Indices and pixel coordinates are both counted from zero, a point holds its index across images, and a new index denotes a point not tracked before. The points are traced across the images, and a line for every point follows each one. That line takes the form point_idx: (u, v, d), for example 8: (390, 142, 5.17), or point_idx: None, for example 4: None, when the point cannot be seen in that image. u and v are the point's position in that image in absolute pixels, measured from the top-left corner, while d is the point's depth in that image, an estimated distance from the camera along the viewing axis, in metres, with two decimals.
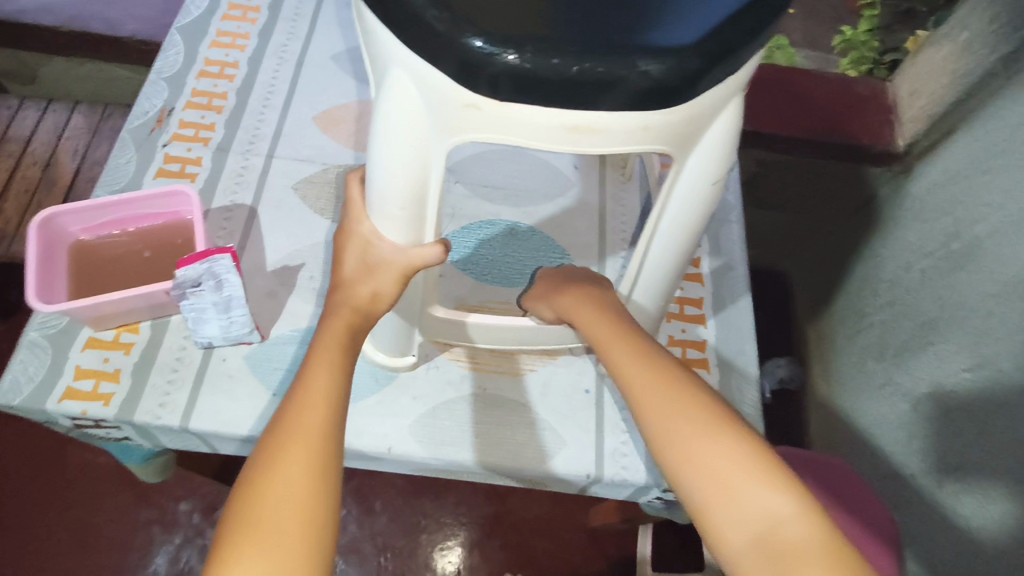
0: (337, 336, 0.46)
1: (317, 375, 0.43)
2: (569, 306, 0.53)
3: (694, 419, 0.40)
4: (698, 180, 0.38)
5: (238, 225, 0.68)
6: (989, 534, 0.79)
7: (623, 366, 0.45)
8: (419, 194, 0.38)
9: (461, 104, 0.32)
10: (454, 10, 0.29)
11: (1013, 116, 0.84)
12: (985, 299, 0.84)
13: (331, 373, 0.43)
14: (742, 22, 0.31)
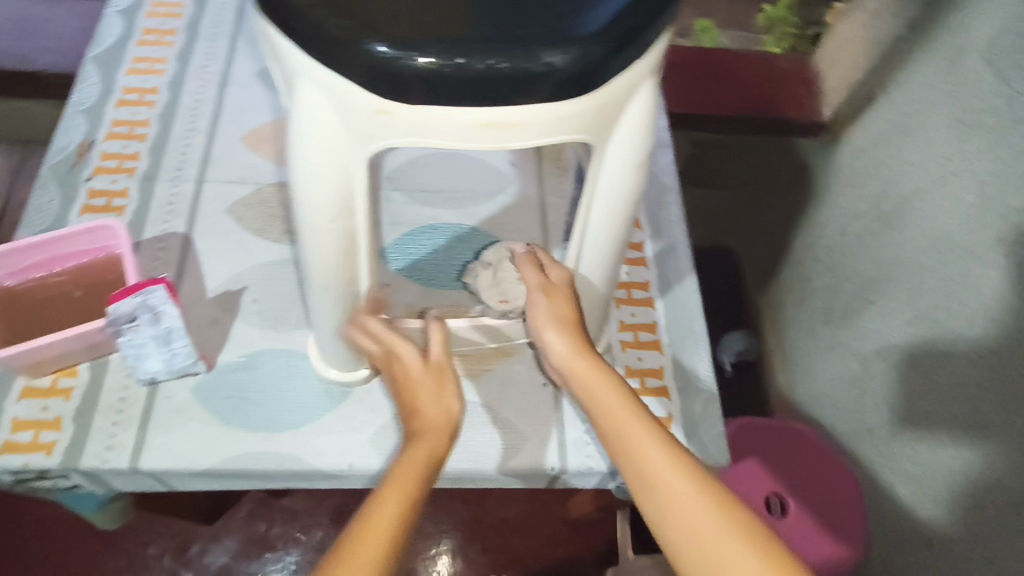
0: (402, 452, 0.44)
1: (390, 502, 0.40)
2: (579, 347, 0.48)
3: (716, 516, 0.39)
4: (621, 166, 0.39)
5: (173, 255, 0.66)
6: (939, 477, 0.83)
7: (639, 442, 0.42)
8: (346, 205, 0.38)
9: (371, 110, 0.32)
10: (355, 19, 0.30)
11: (925, 78, 0.89)
12: (917, 255, 0.88)
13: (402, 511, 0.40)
14: (640, 10, 0.32)
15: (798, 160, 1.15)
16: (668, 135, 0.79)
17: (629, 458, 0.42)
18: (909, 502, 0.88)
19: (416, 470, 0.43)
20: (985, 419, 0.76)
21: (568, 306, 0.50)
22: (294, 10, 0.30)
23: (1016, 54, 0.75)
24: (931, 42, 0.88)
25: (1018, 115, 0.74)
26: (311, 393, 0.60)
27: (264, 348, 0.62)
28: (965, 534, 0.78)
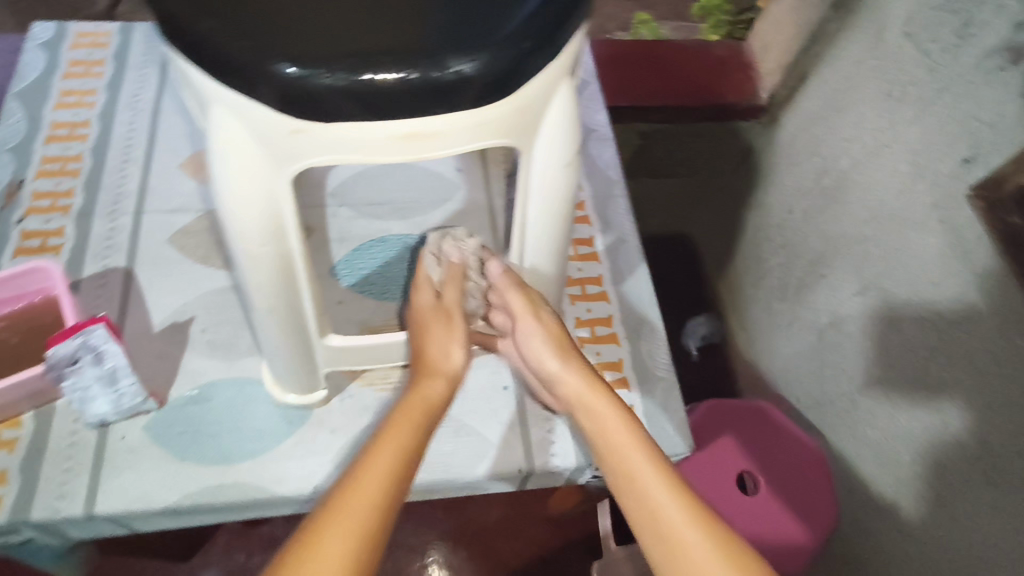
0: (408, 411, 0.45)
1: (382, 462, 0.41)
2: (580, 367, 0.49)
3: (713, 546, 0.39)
4: (549, 167, 0.39)
5: (114, 291, 0.64)
6: (898, 440, 0.86)
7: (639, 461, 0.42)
8: (276, 227, 0.37)
9: (288, 130, 0.32)
10: (258, 39, 0.30)
11: (852, 55, 0.91)
12: (860, 226, 0.91)
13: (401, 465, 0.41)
14: (547, 13, 0.32)
15: (742, 143, 1.18)
16: (609, 130, 0.80)
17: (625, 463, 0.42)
18: (872, 466, 0.91)
19: (414, 421, 0.44)
20: (937, 378, 0.79)
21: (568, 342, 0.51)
22: (195, 37, 0.30)
23: (934, 27, 0.77)
24: (855, 20, 0.91)
25: (940, 84, 0.77)
26: (269, 420, 0.59)
27: (216, 378, 0.61)
28: (928, 491, 0.81)
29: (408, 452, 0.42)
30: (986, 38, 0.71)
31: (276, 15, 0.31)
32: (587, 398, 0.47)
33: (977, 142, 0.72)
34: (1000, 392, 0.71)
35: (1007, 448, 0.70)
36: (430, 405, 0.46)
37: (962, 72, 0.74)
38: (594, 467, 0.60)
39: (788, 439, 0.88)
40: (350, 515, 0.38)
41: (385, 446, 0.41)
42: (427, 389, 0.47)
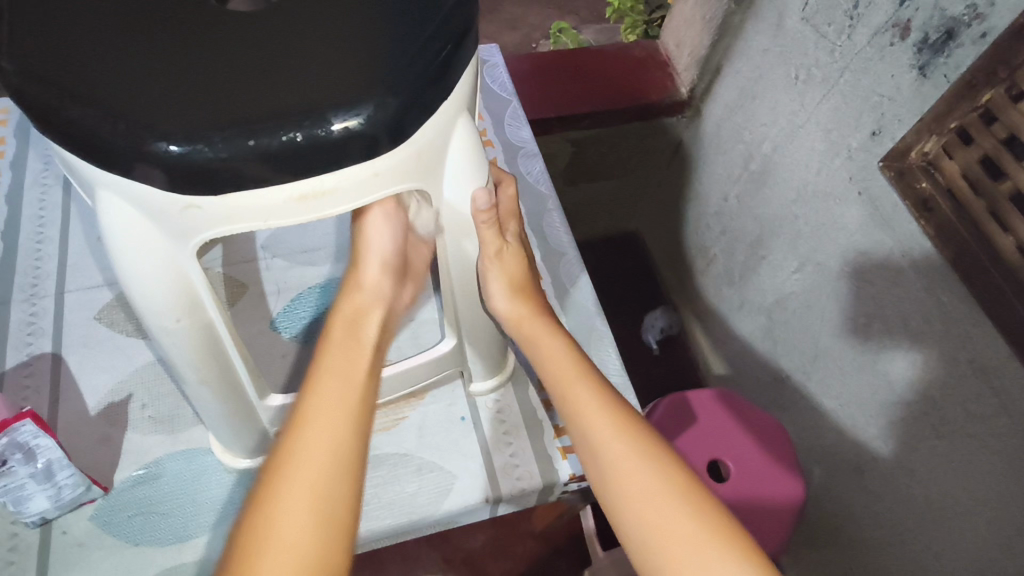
0: (352, 317, 0.50)
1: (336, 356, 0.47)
2: (526, 297, 0.53)
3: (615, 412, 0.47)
4: (460, 201, 0.39)
5: (42, 378, 0.61)
6: (854, 406, 0.88)
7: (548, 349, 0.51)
8: (190, 299, 0.37)
9: (179, 206, 0.31)
10: (129, 117, 0.29)
11: (759, 44, 0.95)
12: (789, 206, 0.94)
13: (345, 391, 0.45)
14: (429, 54, 0.32)
15: (672, 138, 1.20)
16: (535, 146, 0.81)
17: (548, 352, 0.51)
18: (834, 436, 0.93)
19: (352, 330, 0.49)
20: (880, 343, 0.82)
21: (522, 272, 0.53)
22: (65, 122, 0.29)
23: (828, 11, 0.80)
24: (758, 11, 0.94)
25: (841, 64, 0.80)
26: (221, 489, 0.57)
27: (163, 454, 0.58)
28: (887, 452, 0.84)
29: (351, 376, 0.46)
30: (875, 15, 0.74)
31: (147, 84, 0.30)
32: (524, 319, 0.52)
33: (881, 115, 0.75)
34: (939, 349, 0.74)
35: (950, 402, 0.73)
36: (362, 318, 0.51)
37: (858, 50, 0.77)
38: (561, 483, 0.60)
39: (760, 420, 0.92)
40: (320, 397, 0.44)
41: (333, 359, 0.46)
42: (361, 307, 0.51)
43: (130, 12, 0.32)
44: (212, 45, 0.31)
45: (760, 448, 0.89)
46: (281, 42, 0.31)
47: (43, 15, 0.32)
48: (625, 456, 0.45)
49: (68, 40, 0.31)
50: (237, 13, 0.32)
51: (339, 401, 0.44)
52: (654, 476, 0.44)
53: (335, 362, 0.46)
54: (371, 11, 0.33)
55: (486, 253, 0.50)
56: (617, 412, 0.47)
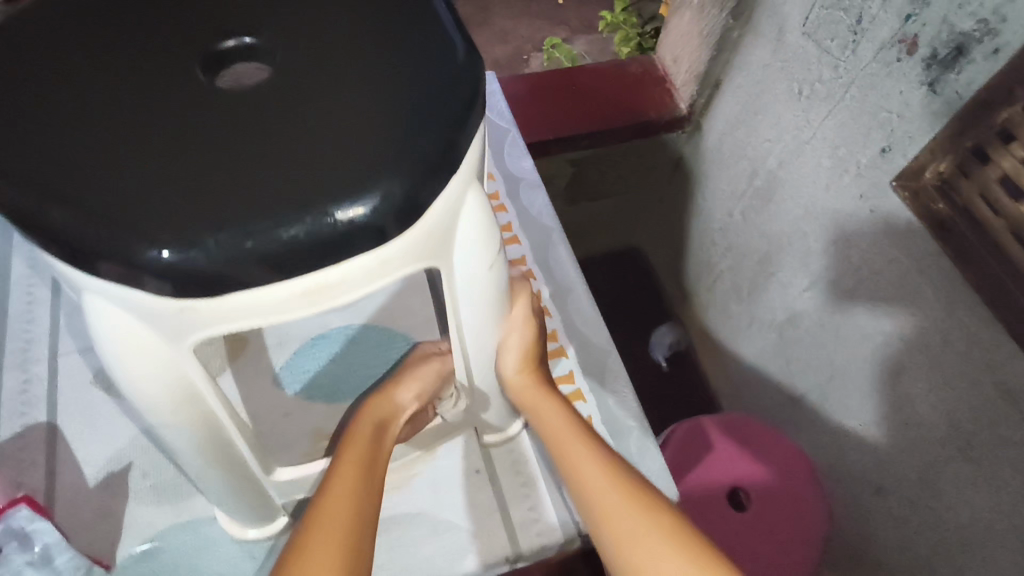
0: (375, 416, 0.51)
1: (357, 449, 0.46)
2: (533, 371, 0.51)
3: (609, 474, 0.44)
4: (472, 273, 0.37)
5: (38, 450, 0.58)
6: (872, 427, 0.86)
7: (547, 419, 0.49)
8: (189, 393, 0.34)
9: (171, 311, 0.29)
10: (117, 221, 0.26)
11: (759, 59, 0.93)
12: (798, 222, 0.92)
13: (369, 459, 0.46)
14: (435, 130, 0.30)
15: (672, 153, 1.18)
16: (537, 177, 0.78)
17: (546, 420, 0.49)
18: (855, 456, 0.91)
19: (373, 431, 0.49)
20: (899, 363, 0.79)
21: (538, 343, 0.51)
22: (45, 229, 0.27)
23: (829, 25, 0.78)
24: (757, 25, 0.92)
25: (846, 79, 0.77)
26: (229, 560, 0.55)
27: (168, 525, 0.55)
28: (912, 475, 0.81)
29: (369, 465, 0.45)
30: (879, 30, 0.71)
31: (132, 180, 0.27)
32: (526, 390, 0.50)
33: (891, 132, 0.72)
34: (961, 373, 0.71)
35: (979, 426, 0.71)
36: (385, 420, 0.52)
37: (863, 65, 0.74)
38: (583, 536, 0.57)
39: (780, 442, 0.88)
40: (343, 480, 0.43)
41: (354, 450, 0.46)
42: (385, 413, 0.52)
43: (112, 100, 0.30)
44: (200, 132, 0.29)
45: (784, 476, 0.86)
46: (274, 124, 0.29)
47: (18, 105, 0.30)
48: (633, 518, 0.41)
49: (45, 134, 0.29)
50: (225, 93, 0.30)
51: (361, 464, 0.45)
52: (659, 536, 0.40)
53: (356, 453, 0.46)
54: (369, 82, 0.31)
55: (513, 321, 0.49)
56: (616, 474, 0.44)
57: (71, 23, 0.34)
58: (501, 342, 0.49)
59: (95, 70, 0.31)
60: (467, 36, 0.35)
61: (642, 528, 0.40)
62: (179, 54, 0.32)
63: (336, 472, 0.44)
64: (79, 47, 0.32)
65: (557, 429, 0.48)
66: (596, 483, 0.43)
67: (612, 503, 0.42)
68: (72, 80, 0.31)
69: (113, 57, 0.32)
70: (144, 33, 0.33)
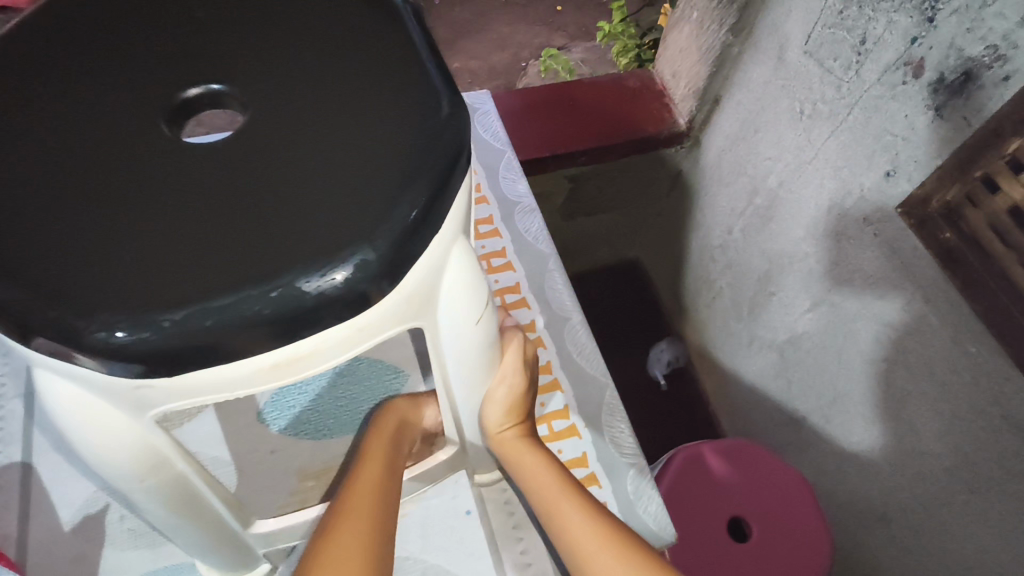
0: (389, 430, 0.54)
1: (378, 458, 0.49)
2: (518, 424, 0.48)
3: (595, 530, 0.41)
4: (458, 328, 0.36)
5: (10, 493, 0.56)
6: (874, 455, 0.82)
7: (529, 473, 0.47)
8: (155, 459, 0.33)
9: (129, 387, 0.28)
10: (69, 299, 0.25)
11: (759, 76, 0.90)
12: (799, 243, 0.87)
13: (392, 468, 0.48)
14: (413, 189, 0.29)
15: (671, 168, 1.16)
16: (533, 201, 0.76)
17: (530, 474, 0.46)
18: (856, 484, 0.87)
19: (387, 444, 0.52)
20: (903, 390, 0.74)
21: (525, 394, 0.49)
22: None
23: (832, 44, 0.74)
24: (755, 42, 0.89)
25: (850, 100, 0.74)
26: None
27: (147, 572, 0.53)
28: (919, 507, 0.76)
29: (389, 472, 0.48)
30: (883, 52, 0.68)
31: (86, 252, 0.26)
32: (511, 446, 0.48)
33: (895, 156, 0.69)
34: (969, 400, 0.66)
35: (984, 458, 0.66)
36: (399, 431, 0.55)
37: (867, 87, 0.71)
38: None
39: (780, 468, 0.85)
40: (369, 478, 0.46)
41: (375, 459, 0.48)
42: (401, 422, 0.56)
43: (69, 165, 0.29)
44: (162, 197, 0.28)
45: (784, 504, 0.83)
46: (239, 186, 0.28)
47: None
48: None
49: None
50: (190, 152, 0.29)
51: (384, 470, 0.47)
52: None
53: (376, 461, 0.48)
54: (344, 137, 0.30)
55: (502, 374, 0.47)
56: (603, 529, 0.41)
57: (39, 77, 0.33)
58: (488, 396, 0.46)
59: (58, 130, 0.30)
60: (449, 82, 0.33)
61: None
62: (145, 110, 0.31)
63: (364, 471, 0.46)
64: (41, 106, 0.31)
65: (540, 483, 0.46)
66: (582, 540, 0.41)
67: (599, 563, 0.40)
68: (33, 141, 0.30)
69: (78, 115, 0.31)
70: (112, 87, 0.32)
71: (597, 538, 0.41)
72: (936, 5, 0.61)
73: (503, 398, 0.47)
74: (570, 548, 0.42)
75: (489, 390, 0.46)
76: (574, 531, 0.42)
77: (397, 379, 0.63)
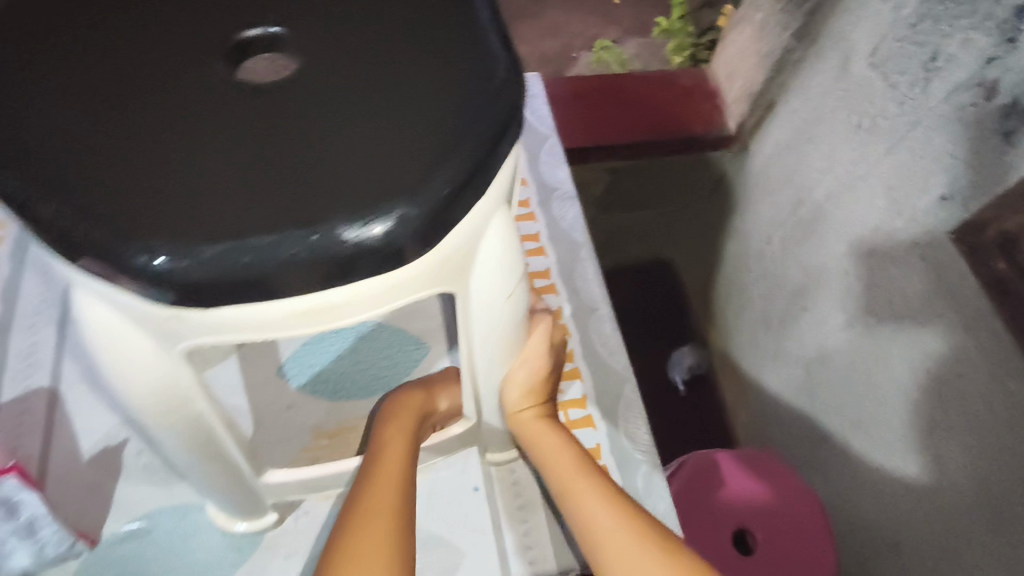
0: (411, 401, 0.55)
1: (396, 428, 0.51)
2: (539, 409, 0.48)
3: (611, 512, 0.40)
4: (489, 301, 0.35)
5: (37, 415, 0.57)
6: (896, 482, 0.79)
7: (543, 453, 0.46)
8: (178, 398, 0.34)
9: (163, 317, 0.28)
10: (109, 222, 0.26)
11: (818, 85, 0.87)
12: (840, 260, 0.85)
13: (404, 478, 0.46)
14: (462, 155, 0.28)
15: (714, 171, 1.12)
16: (572, 188, 0.75)
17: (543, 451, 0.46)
18: (872, 511, 0.84)
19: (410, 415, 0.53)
20: (932, 419, 0.72)
21: (546, 378, 0.48)
22: (37, 220, 0.26)
23: (900, 59, 0.71)
24: (819, 49, 0.86)
25: (911, 117, 0.71)
26: (212, 550, 0.53)
27: (157, 506, 0.54)
28: (932, 541, 0.74)
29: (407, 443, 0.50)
30: (954, 70, 0.65)
31: (132, 178, 0.26)
32: (529, 427, 0.47)
33: (953, 178, 0.66)
34: (1000, 438, 0.64)
35: (1009, 497, 0.63)
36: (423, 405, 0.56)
37: (931, 106, 0.68)
38: (577, 570, 0.54)
39: (795, 484, 0.84)
40: (391, 450, 0.48)
41: (395, 430, 0.51)
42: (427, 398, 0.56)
43: (126, 92, 0.29)
44: (210, 130, 0.28)
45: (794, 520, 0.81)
46: (287, 130, 0.28)
47: (38, 87, 0.30)
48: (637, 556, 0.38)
49: (51, 125, 0.28)
50: (243, 90, 0.29)
51: (393, 489, 0.44)
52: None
53: (396, 432, 0.50)
54: (397, 94, 0.29)
55: (524, 356, 0.46)
56: (621, 508, 0.41)
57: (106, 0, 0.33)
58: (508, 375, 0.45)
59: (115, 56, 0.31)
60: (510, 52, 0.33)
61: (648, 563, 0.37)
62: (203, 45, 0.31)
63: (384, 443, 0.49)
64: (104, 32, 0.32)
65: (557, 463, 0.45)
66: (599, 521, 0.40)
67: (616, 542, 0.39)
68: (93, 65, 0.30)
69: (140, 42, 0.31)
70: (176, 21, 0.32)
71: (615, 518, 0.40)
72: (1017, 25, 0.58)
73: (522, 381, 0.46)
74: (583, 528, 0.41)
75: (508, 371, 0.45)
76: (587, 512, 0.41)
77: (418, 350, 0.63)
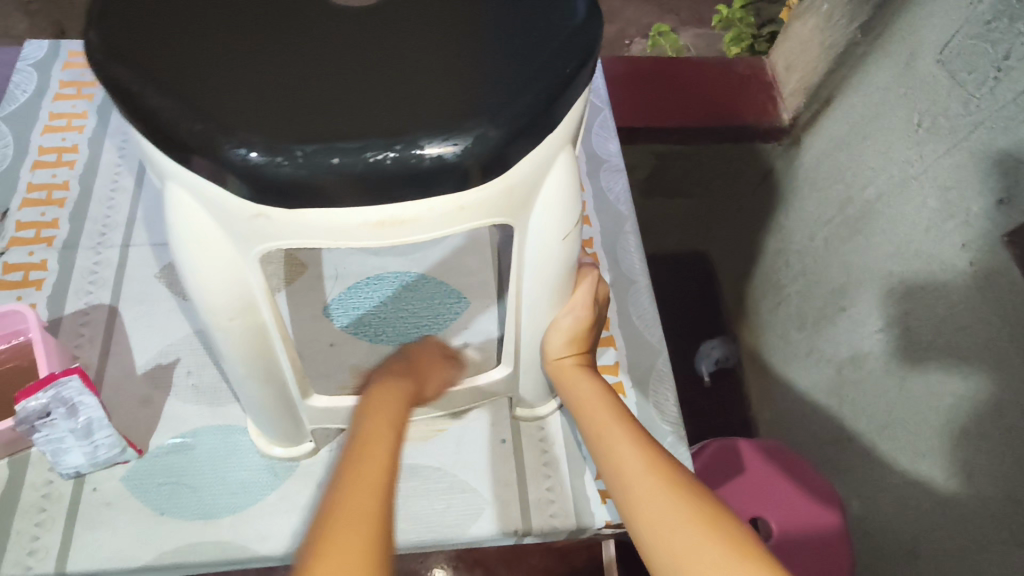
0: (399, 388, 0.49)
1: (381, 413, 0.45)
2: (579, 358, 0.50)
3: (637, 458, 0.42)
4: (546, 240, 0.37)
5: (96, 330, 0.61)
6: (922, 488, 0.78)
7: (578, 397, 0.48)
8: (246, 303, 0.36)
9: (248, 215, 0.31)
10: (214, 118, 0.28)
11: (878, 81, 0.85)
12: (884, 261, 0.83)
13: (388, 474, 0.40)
14: (538, 87, 0.30)
15: (762, 165, 1.10)
16: (621, 161, 0.76)
17: (578, 395, 0.48)
18: (893, 515, 0.83)
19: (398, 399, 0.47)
20: (966, 427, 0.71)
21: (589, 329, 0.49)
22: (145, 111, 0.29)
23: (971, 57, 0.69)
24: (884, 44, 0.83)
25: (975, 118, 0.69)
26: (250, 471, 0.55)
27: (201, 425, 0.57)
28: (954, 547, 0.73)
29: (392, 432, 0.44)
30: None
31: (237, 82, 0.29)
32: (568, 373, 0.49)
33: (1016, 182, 0.65)
34: None
35: None
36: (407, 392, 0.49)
37: (999, 106, 0.66)
38: (595, 528, 0.56)
39: (814, 479, 0.84)
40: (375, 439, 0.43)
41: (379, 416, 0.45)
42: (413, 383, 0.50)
43: (233, 8, 0.32)
44: (311, 48, 0.30)
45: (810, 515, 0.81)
46: (378, 53, 0.30)
47: None
48: (661, 498, 0.39)
49: (164, 30, 0.31)
50: (341, 15, 0.31)
51: (377, 485, 0.39)
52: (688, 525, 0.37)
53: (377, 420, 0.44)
54: (481, 29, 0.31)
55: (573, 304, 0.48)
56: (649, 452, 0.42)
57: None
58: (557, 321, 0.47)
59: None
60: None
61: (670, 508, 0.38)
62: None
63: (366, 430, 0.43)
64: None
65: (590, 409, 0.46)
66: (628, 463, 0.42)
67: (640, 486, 0.40)
68: None
69: None
70: None
71: (642, 461, 0.42)
72: None
73: (568, 329, 0.48)
74: (609, 467, 0.43)
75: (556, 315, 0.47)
76: (615, 454, 0.43)
77: (457, 306, 0.65)
